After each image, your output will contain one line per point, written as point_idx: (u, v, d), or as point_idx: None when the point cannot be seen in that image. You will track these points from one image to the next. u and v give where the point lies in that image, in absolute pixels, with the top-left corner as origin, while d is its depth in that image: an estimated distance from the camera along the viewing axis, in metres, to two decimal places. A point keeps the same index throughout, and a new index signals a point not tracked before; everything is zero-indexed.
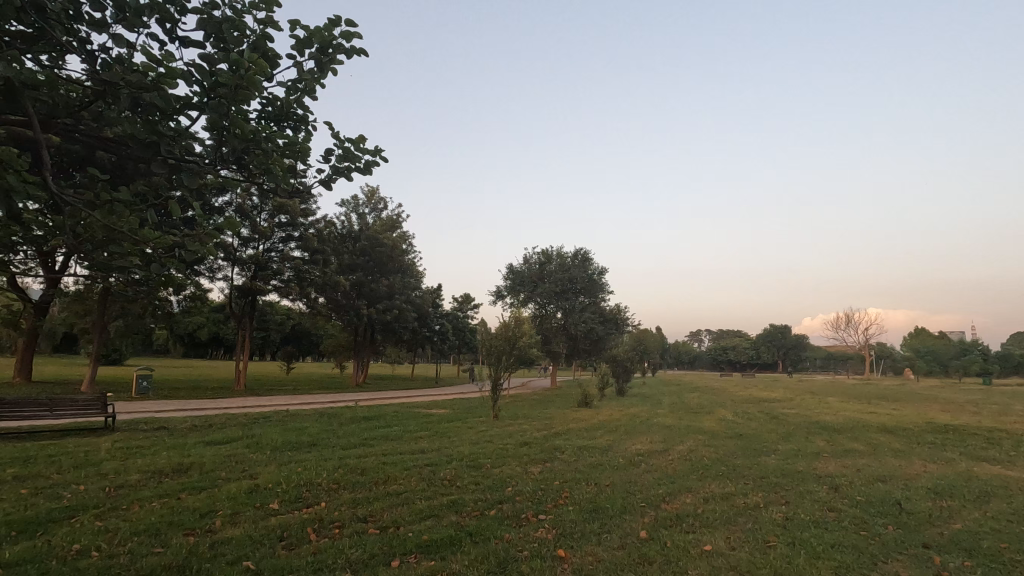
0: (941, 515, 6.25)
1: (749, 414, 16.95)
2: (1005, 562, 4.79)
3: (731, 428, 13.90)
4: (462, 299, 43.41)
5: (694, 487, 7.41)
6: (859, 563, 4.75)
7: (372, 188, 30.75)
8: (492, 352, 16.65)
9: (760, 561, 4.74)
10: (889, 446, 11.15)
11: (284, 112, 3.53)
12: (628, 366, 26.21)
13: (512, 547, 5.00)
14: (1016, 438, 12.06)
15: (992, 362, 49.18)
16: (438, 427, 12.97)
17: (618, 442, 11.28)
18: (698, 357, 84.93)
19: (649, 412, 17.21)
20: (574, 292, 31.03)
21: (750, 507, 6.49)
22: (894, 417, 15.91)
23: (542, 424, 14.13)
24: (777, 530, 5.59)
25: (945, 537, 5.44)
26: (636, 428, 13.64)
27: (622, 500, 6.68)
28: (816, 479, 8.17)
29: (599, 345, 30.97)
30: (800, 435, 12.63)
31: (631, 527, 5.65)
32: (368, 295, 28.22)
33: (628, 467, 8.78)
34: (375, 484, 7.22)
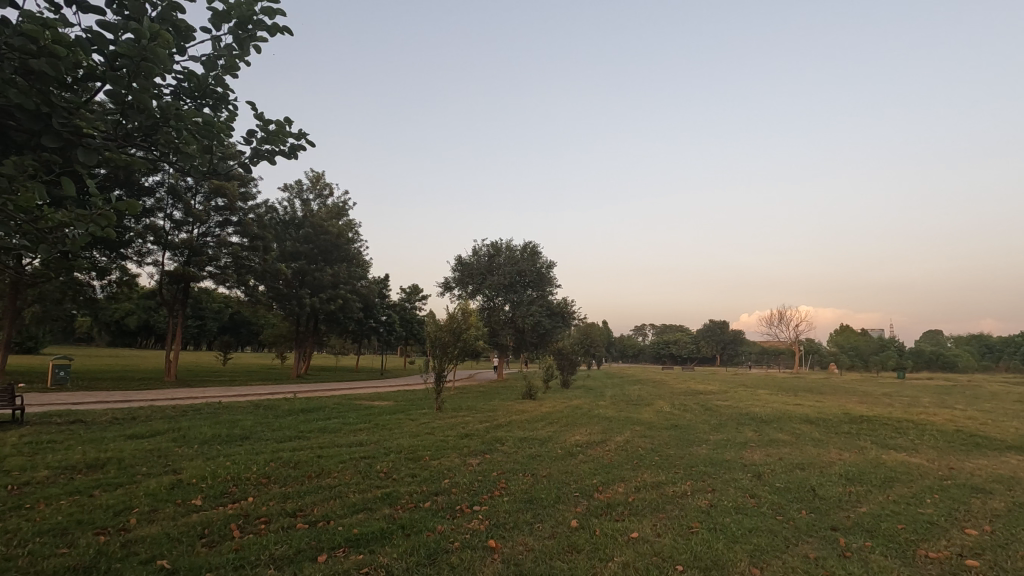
0: (849, 499, 6.71)
1: (685, 406, 17.58)
2: (900, 542, 5.20)
3: (667, 419, 14.43)
4: (410, 289, 42.87)
5: (627, 477, 7.63)
6: (772, 546, 5.04)
7: (317, 173, 29.80)
8: (437, 344, 16.53)
9: (682, 547, 4.93)
10: (809, 435, 11.86)
11: (201, 89, 3.35)
12: (573, 359, 26.64)
13: (443, 539, 5.00)
14: (920, 428, 13.10)
15: (906, 358, 53.08)
16: (379, 420, 12.77)
17: (558, 433, 11.49)
18: (642, 351, 87.38)
19: (591, 405, 17.58)
20: (522, 285, 31.19)
21: (678, 495, 6.76)
22: (816, 409, 16.91)
23: (485, 416, 14.19)
24: (700, 517, 5.84)
25: (851, 520, 5.85)
26: (577, 419, 13.94)
27: (556, 490, 6.80)
28: (741, 467, 8.60)
29: (545, 338, 31.19)
30: (731, 426, 13.24)
31: (562, 516, 5.77)
32: (311, 284, 27.29)
33: (565, 457, 8.95)
34: (307, 478, 7.04)
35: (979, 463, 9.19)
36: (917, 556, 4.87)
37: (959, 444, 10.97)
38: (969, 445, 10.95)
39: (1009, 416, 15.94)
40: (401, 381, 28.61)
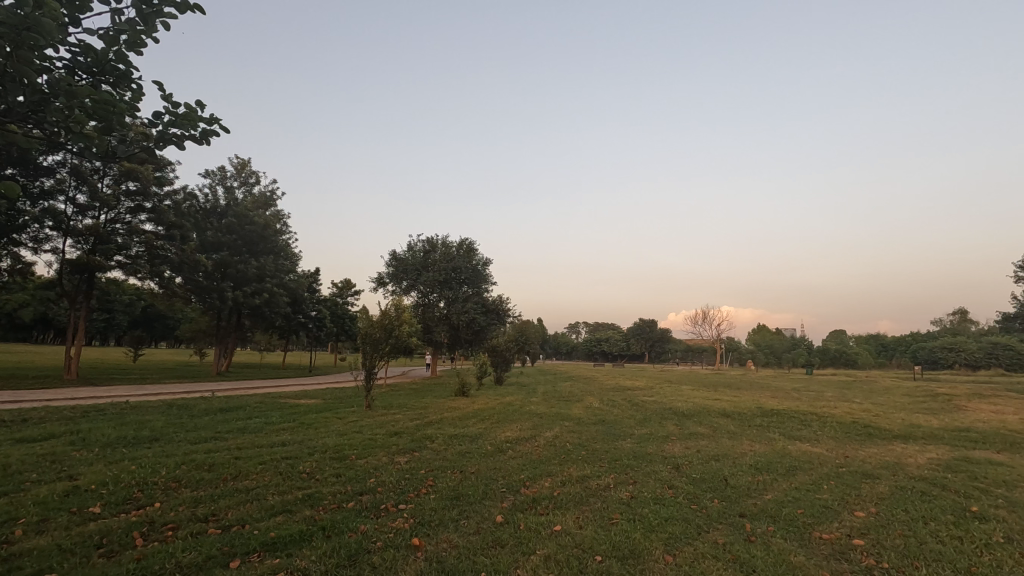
0: (757, 487, 7.18)
1: (613, 401, 18.19)
2: (799, 525, 5.64)
3: (596, 415, 14.84)
4: (342, 284, 41.58)
5: (553, 471, 7.81)
6: (685, 534, 5.32)
7: (242, 159, 28.29)
8: (369, 341, 16.12)
9: (602, 538, 5.11)
10: (725, 428, 12.59)
11: (99, 64, 3.11)
12: (507, 356, 26.83)
13: (365, 539, 4.92)
14: (823, 420, 14.22)
15: (814, 355, 57.32)
16: (304, 419, 12.32)
17: (489, 430, 11.55)
18: (576, 349, 89.26)
19: (523, 401, 17.81)
20: (457, 281, 31.05)
21: (601, 488, 6.98)
22: (733, 403, 17.94)
23: (416, 413, 14.05)
24: (621, 508, 6.06)
25: (757, 507, 6.28)
26: (508, 415, 14.07)
27: (484, 486, 6.85)
28: (661, 460, 8.99)
29: (480, 336, 31.14)
30: (655, 421, 13.81)
31: (488, 512, 5.82)
32: (234, 277, 25.89)
33: (494, 454, 9.02)
34: (222, 481, 6.70)
35: (871, 451, 10.09)
36: (812, 538, 5.30)
37: (855, 435, 12.00)
38: (863, 435, 12.00)
39: (898, 408, 17.58)
40: (327, 381, 25.61)
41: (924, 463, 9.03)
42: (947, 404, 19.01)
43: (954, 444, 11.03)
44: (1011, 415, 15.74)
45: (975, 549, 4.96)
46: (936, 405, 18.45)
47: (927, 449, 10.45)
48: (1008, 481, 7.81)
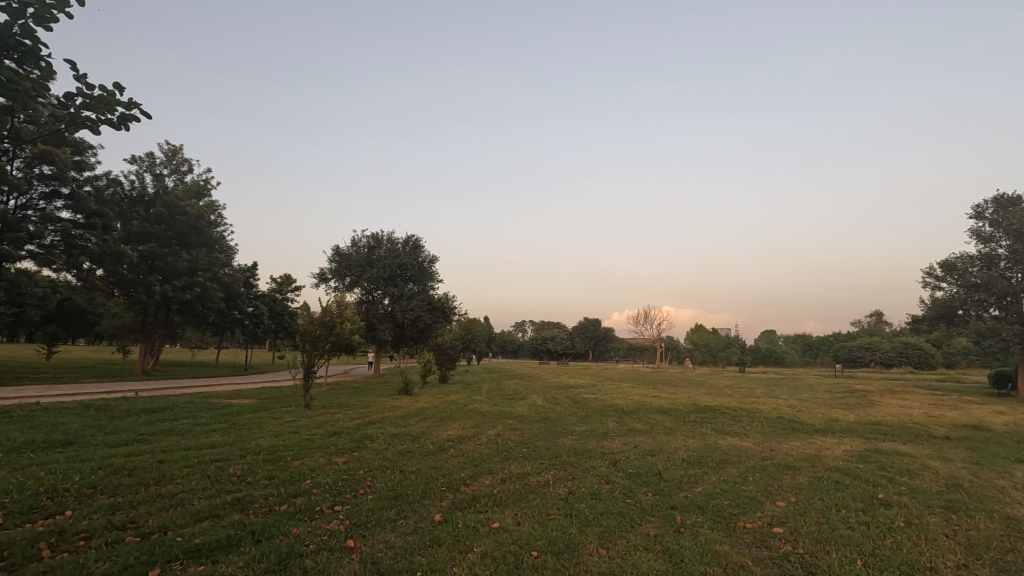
0: (688, 481, 7.50)
1: (556, 399, 18.46)
2: (725, 516, 5.93)
3: (538, 412, 15.03)
4: (282, 279, 40.07)
5: (494, 469, 7.85)
6: (619, 527, 5.48)
7: (173, 146, 26.75)
8: (308, 338, 15.58)
9: (539, 533, 5.19)
10: (662, 424, 13.05)
11: (5, 38, 2.88)
12: (452, 354, 26.69)
13: (297, 542, 4.78)
14: (752, 415, 14.99)
15: (746, 355, 60.24)
16: (237, 419, 11.82)
17: (432, 429, 11.49)
18: (522, 347, 89.83)
19: (466, 400, 17.79)
20: (402, 278, 30.56)
21: (540, 484, 7.09)
22: (669, 400, 18.59)
23: (357, 413, 13.77)
24: (559, 504, 6.18)
25: (688, 499, 6.55)
26: (452, 414, 14.05)
27: (424, 485, 6.81)
28: (600, 456, 9.22)
29: (425, 334, 30.79)
30: (596, 418, 14.15)
31: (427, 511, 5.79)
32: (163, 270, 24.43)
33: (436, 453, 8.95)
34: (143, 486, 6.33)
35: (793, 444, 10.74)
36: (737, 527, 5.59)
37: (780, 429, 12.73)
38: (787, 430, 12.75)
39: (819, 404, 18.73)
40: (249, 381, 23.76)
41: (839, 455, 9.70)
42: (863, 399, 20.46)
43: (867, 437, 11.91)
44: (916, 411, 17.12)
45: (880, 533, 5.39)
46: (853, 401, 19.78)
47: (843, 442, 11.23)
48: (911, 470, 8.52)
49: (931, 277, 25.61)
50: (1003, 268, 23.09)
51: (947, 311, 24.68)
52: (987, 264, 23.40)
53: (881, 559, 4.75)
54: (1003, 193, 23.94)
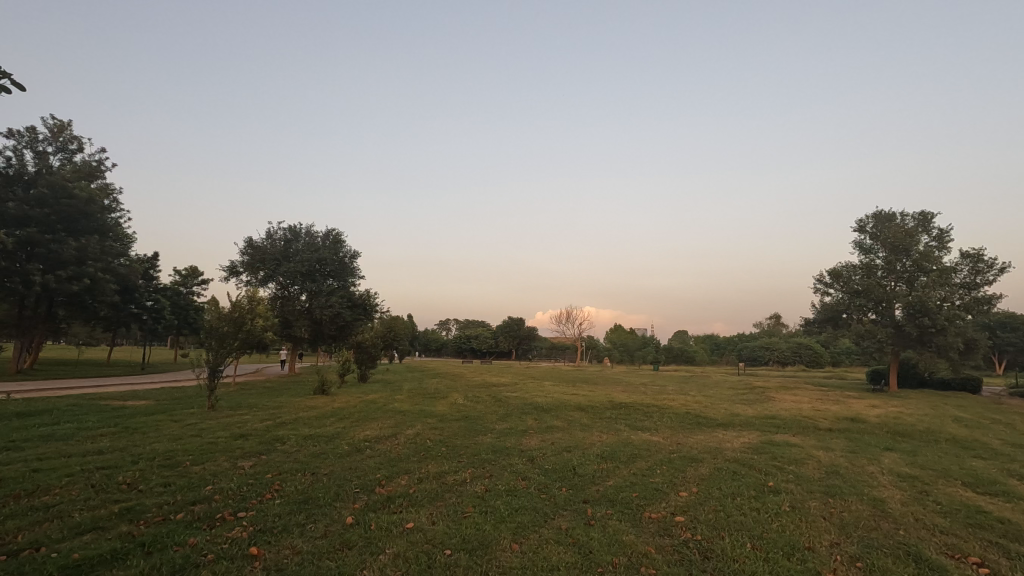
0: (601, 475, 7.79)
1: (477, 398, 18.48)
2: (633, 508, 6.21)
3: (459, 411, 15.04)
4: (187, 272, 37.20)
5: (411, 469, 7.75)
6: (533, 522, 5.59)
7: (60, 121, 24.18)
8: (215, 335, 14.60)
9: (454, 531, 5.20)
10: (578, 421, 13.44)
11: None
12: (373, 353, 26.04)
13: (193, 552, 4.48)
14: (663, 411, 15.81)
15: (660, 354, 63.28)
16: (130, 423, 10.88)
17: (348, 429, 11.16)
18: (445, 346, 89.16)
19: (386, 399, 17.46)
20: (321, 274, 29.31)
21: (458, 483, 7.10)
22: (587, 398, 19.19)
23: (267, 414, 13.10)
24: (475, 502, 6.22)
25: (599, 492, 6.81)
26: (369, 414, 13.72)
27: (336, 488, 6.59)
28: (518, 453, 9.38)
29: (345, 331, 29.77)
30: (515, 416, 14.32)
31: (338, 514, 5.62)
32: (44, 258, 21.97)
33: (351, 454, 8.71)
34: (12, 499, 5.67)
35: (698, 438, 11.44)
36: (644, 518, 5.88)
37: (687, 424, 13.53)
38: (693, 424, 13.56)
39: (723, 400, 20.07)
40: (146, 381, 21.86)
41: (737, 447, 10.45)
42: (761, 396, 22.13)
43: (762, 430, 12.92)
44: (805, 405, 18.75)
45: (768, 518, 5.87)
46: (752, 398, 21.35)
47: (742, 434, 12.12)
48: (797, 459, 9.35)
49: (821, 284, 28.09)
50: (880, 277, 25.76)
51: (834, 315, 27.25)
52: (866, 273, 26.02)
53: (768, 541, 5.17)
54: (881, 209, 26.71)
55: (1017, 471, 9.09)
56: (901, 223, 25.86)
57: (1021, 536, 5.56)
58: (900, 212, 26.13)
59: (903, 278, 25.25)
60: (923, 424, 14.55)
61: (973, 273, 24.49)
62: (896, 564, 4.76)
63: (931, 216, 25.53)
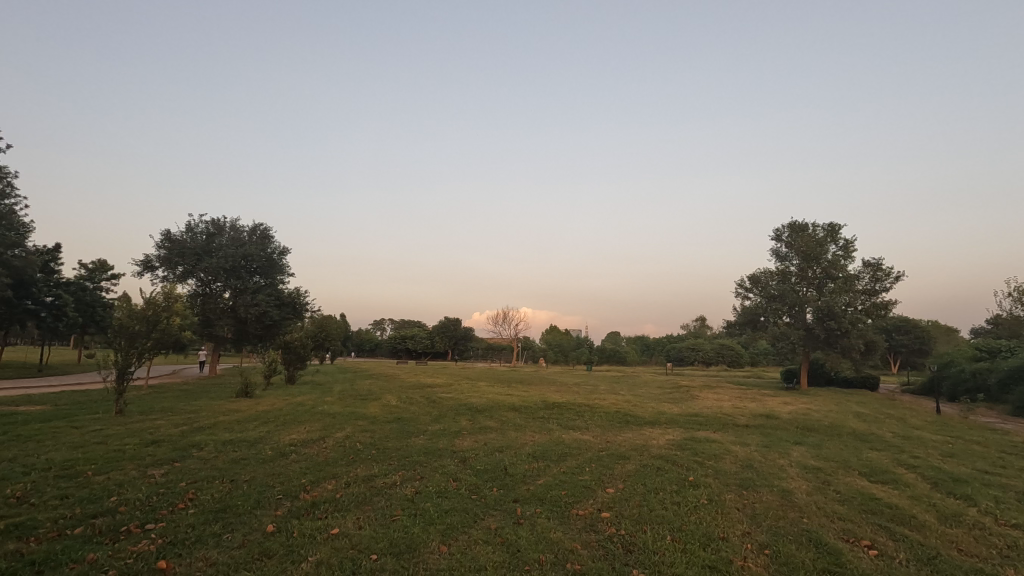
0: (532, 474, 7.89)
1: (411, 399, 18.21)
2: (561, 505, 6.35)
3: (391, 413, 14.76)
4: (95, 266, 34.43)
5: (339, 473, 7.54)
6: (463, 523, 5.59)
7: None
8: (125, 334, 13.56)
9: (380, 536, 5.11)
10: (512, 422, 13.56)
11: None
12: (302, 353, 25.11)
13: (92, 570, 4.15)
14: (594, 410, 16.23)
15: (594, 355, 64.82)
16: (22, 430, 9.90)
17: (273, 433, 10.70)
18: (380, 346, 87.22)
19: (315, 401, 16.87)
20: (247, 271, 27.85)
21: (387, 486, 6.98)
22: (521, 398, 19.37)
23: (183, 418, 12.31)
24: (404, 504, 6.14)
25: (529, 491, 6.91)
26: (296, 416, 13.22)
27: (257, 495, 6.29)
28: (450, 454, 9.34)
29: (272, 331, 28.47)
30: (449, 417, 14.22)
31: (257, 522, 5.38)
32: None
33: (275, 459, 8.35)
34: None
35: (626, 436, 11.84)
36: (571, 515, 6.01)
37: (616, 422, 13.96)
38: (622, 422, 14.03)
39: (652, 399, 20.86)
40: (76, 381, 21.75)
41: (662, 444, 10.92)
42: (686, 394, 23.16)
43: (685, 427, 13.56)
44: (725, 403, 19.84)
45: (687, 511, 6.17)
46: (677, 396, 22.35)
47: (666, 432, 12.65)
48: (716, 454, 9.89)
49: (742, 288, 29.77)
50: (794, 283, 27.63)
51: (753, 318, 28.97)
52: (782, 279, 27.83)
53: (686, 533, 5.43)
54: (795, 220, 28.65)
55: (904, 461, 10.04)
56: (813, 233, 27.88)
57: (905, 520, 6.15)
58: (812, 223, 28.14)
59: (813, 284, 27.20)
60: (828, 420, 15.76)
61: (873, 280, 26.73)
62: (799, 550, 5.13)
63: (838, 227, 27.65)
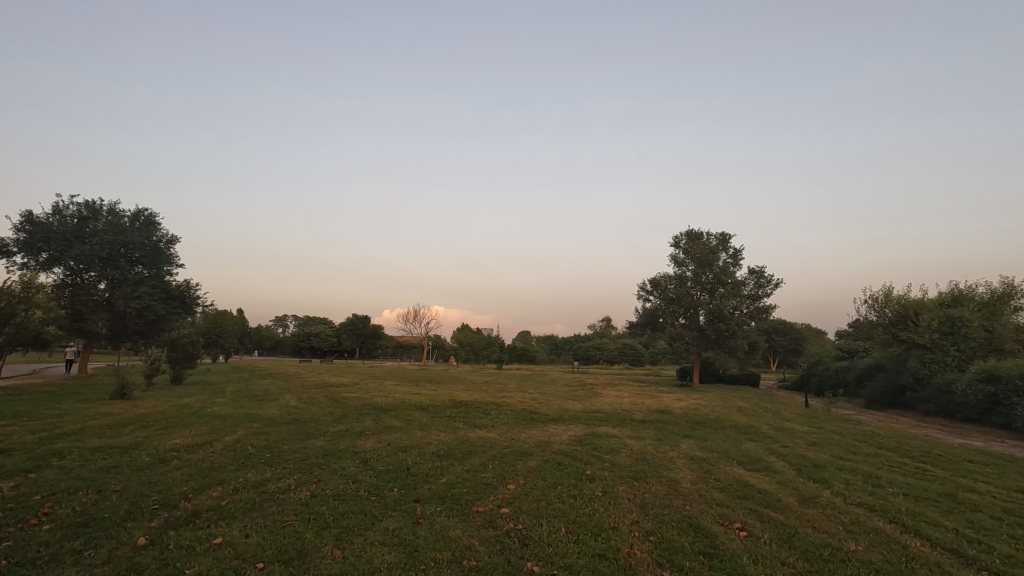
0: (435, 473, 7.86)
1: (312, 399, 17.43)
2: (462, 503, 6.37)
3: (289, 414, 14.05)
4: None
5: (226, 479, 7.06)
6: (359, 525, 5.45)
7: None
8: None
9: (269, 543, 4.86)
10: (418, 421, 13.39)
11: None
12: (191, 351, 23.22)
13: None
14: (500, 409, 16.42)
15: (504, 353, 65.56)
16: None
17: (152, 438, 9.81)
18: (281, 343, 82.54)
19: (204, 402, 15.68)
20: (126, 260, 25.17)
21: (280, 490, 6.64)
22: (429, 397, 19.17)
23: (43, 423, 10.92)
24: (297, 509, 5.87)
25: (430, 490, 6.88)
26: (181, 419, 12.17)
27: (128, 506, 5.72)
28: (350, 455, 9.06)
29: (155, 327, 26.05)
30: (352, 417, 13.75)
31: (127, 536, 4.91)
32: None
33: (153, 466, 7.66)
34: None
35: (531, 433, 12.09)
36: (471, 512, 6.06)
37: (522, 420, 14.23)
38: (528, 420, 14.32)
39: (557, 397, 21.51)
40: None
41: (564, 440, 11.30)
42: (590, 392, 24.10)
43: (587, 423, 14.11)
44: (625, 399, 20.90)
45: (582, 503, 6.43)
46: (582, 394, 23.16)
47: (568, 428, 13.11)
48: (613, 449, 10.38)
49: (644, 291, 31.49)
50: (690, 287, 29.64)
51: (653, 318, 30.69)
52: (680, 283, 29.76)
53: (580, 525, 5.66)
54: (692, 228, 30.73)
55: (776, 450, 11.13)
56: (707, 241, 30.07)
57: (771, 503, 6.83)
58: (706, 232, 30.35)
59: (706, 288, 29.33)
60: (714, 414, 17.09)
61: (757, 286, 29.32)
62: (680, 535, 5.53)
63: (729, 237, 30.01)
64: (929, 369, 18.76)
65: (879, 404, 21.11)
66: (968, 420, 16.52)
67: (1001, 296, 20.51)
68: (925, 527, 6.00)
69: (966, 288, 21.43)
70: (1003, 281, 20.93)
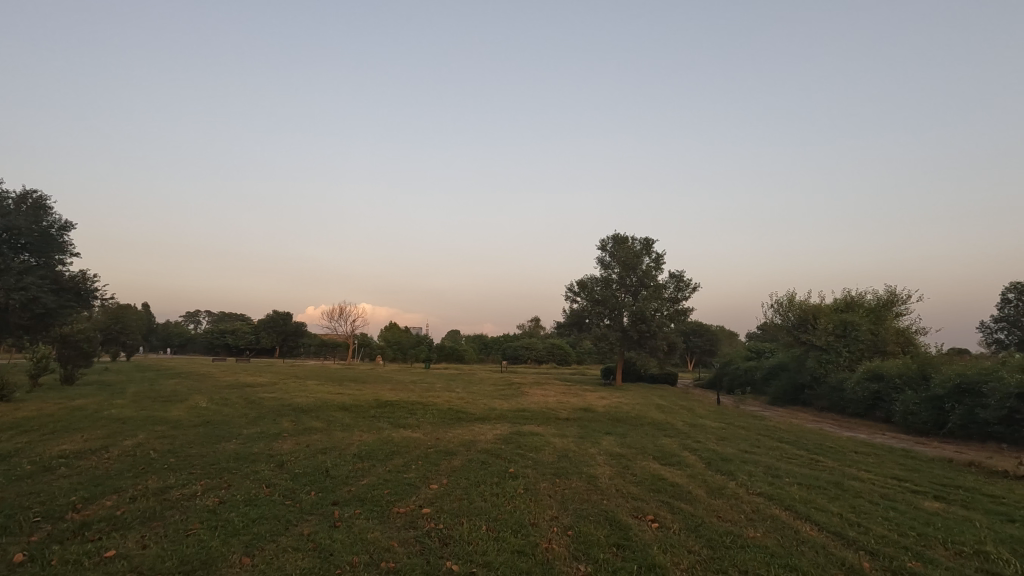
0: (355, 475, 7.66)
1: (225, 400, 16.47)
2: (381, 505, 6.25)
3: (198, 415, 13.17)
4: None
5: (122, 487, 6.52)
6: (271, 531, 5.22)
7: None
8: None
9: (170, 553, 4.55)
10: (340, 421, 12.99)
11: None
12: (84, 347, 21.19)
13: None
14: (426, 408, 16.23)
15: (432, 352, 64.99)
16: None
17: (35, 444, 8.87)
18: (193, 341, 77.34)
19: (100, 404, 14.39)
20: (9, 247, 22.57)
21: (184, 498, 6.22)
22: (351, 397, 18.61)
23: None
24: (204, 517, 5.53)
25: (349, 493, 6.69)
26: (72, 423, 11.09)
27: (1, 521, 5.15)
28: (265, 458, 8.63)
29: (43, 321, 23.47)
30: (269, 418, 13.09)
31: (1, 554, 4.42)
32: None
33: (36, 475, 6.92)
34: None
35: (456, 432, 12.08)
36: (391, 514, 5.96)
37: (447, 419, 14.14)
38: (453, 419, 14.26)
39: (483, 396, 21.57)
40: None
41: (489, 438, 11.35)
42: (517, 391, 24.36)
43: (512, 422, 14.24)
44: (550, 398, 21.30)
45: (504, 501, 6.50)
46: (508, 393, 23.39)
47: (494, 427, 13.18)
48: (537, 447, 10.56)
49: (571, 292, 32.20)
50: (614, 289, 30.64)
51: (579, 319, 31.45)
52: (605, 285, 30.68)
53: (500, 522, 5.72)
54: (618, 233, 31.79)
55: (689, 445, 11.75)
56: (632, 245, 31.24)
57: (682, 495, 7.21)
58: (631, 237, 31.54)
59: (630, 290, 30.46)
60: (634, 412, 17.77)
61: (677, 290, 30.80)
62: (597, 529, 5.71)
63: (652, 242, 31.32)
64: (825, 369, 20.47)
65: (782, 401, 22.80)
66: (856, 415, 18.19)
67: (886, 303, 22.75)
68: (815, 513, 6.56)
69: (857, 295, 23.58)
70: (887, 289, 23.24)
